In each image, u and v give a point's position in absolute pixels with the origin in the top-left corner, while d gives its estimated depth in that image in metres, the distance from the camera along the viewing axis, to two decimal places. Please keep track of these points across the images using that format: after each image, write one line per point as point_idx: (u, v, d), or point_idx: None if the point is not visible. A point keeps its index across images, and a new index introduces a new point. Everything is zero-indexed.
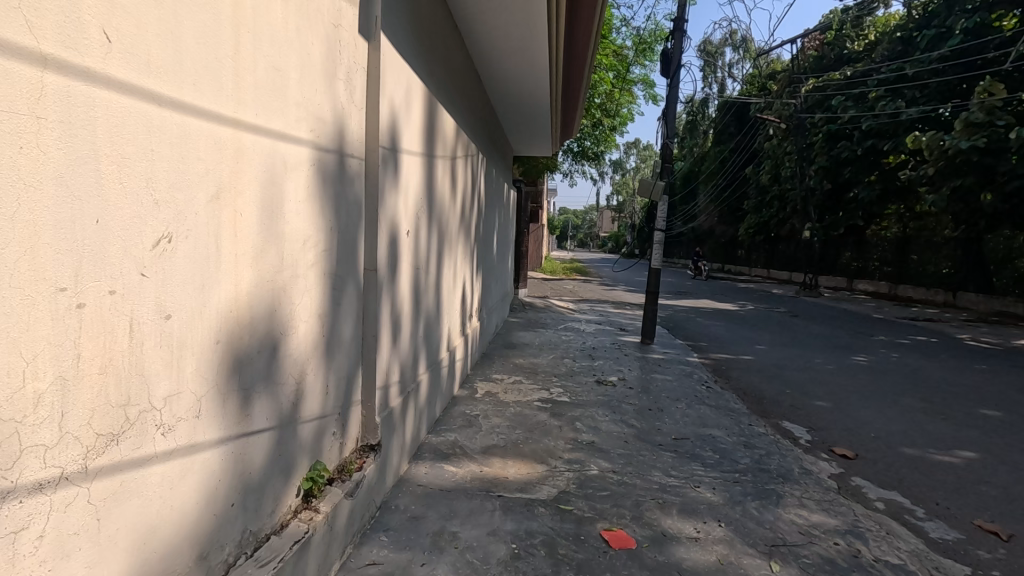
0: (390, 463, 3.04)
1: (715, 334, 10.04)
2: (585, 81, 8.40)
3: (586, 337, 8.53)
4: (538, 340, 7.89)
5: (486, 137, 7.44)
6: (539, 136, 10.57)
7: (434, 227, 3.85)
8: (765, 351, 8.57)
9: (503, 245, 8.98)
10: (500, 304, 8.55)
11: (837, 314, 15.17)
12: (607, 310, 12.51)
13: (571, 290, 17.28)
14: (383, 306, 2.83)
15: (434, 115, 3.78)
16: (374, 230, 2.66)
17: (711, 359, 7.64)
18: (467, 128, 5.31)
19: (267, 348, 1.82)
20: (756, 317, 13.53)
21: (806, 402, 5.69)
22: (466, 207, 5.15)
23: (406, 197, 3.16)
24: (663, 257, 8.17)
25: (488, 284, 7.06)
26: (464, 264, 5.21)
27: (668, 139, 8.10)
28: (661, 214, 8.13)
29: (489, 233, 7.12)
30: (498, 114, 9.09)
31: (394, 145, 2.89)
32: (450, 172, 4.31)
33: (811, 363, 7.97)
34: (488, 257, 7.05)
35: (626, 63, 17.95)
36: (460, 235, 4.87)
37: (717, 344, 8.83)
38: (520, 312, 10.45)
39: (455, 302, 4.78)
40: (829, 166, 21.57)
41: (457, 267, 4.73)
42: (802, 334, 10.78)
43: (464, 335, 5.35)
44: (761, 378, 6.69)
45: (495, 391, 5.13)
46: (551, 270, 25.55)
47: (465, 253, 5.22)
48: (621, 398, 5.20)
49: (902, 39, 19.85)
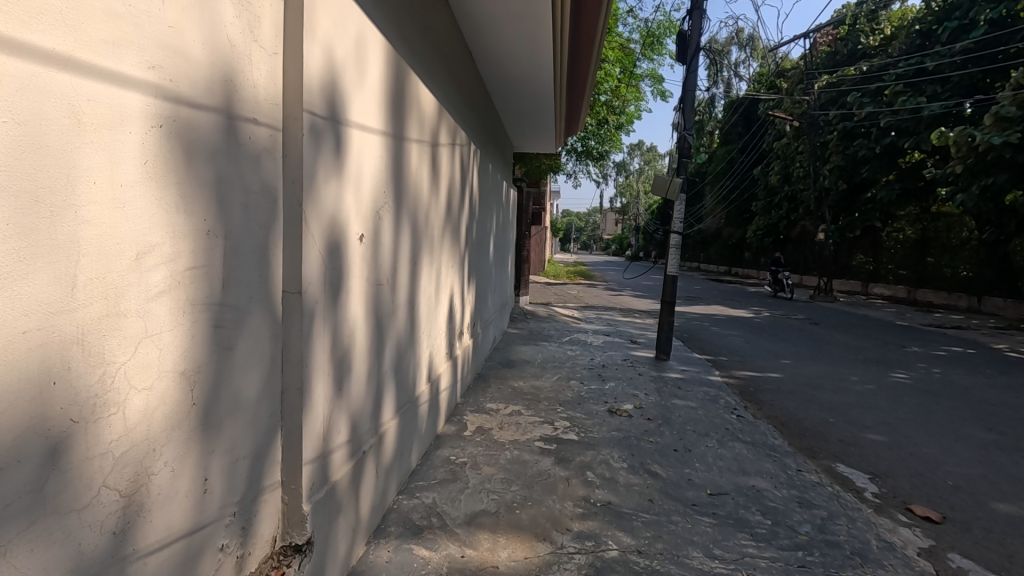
0: (334, 557, 2.19)
1: (734, 346, 9.16)
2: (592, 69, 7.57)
3: (594, 351, 7.67)
4: (540, 356, 7.03)
5: (481, 128, 6.61)
6: (542, 131, 9.72)
7: (407, 230, 3.01)
8: (793, 367, 7.69)
9: (501, 248, 8.15)
10: (497, 313, 7.72)
11: (858, 322, 14.26)
12: (614, 318, 11.63)
13: (576, 295, 16.45)
14: (319, 342, 2.00)
15: (405, 85, 2.94)
16: (299, 234, 1.83)
17: (735, 378, 6.77)
18: (455, 111, 4.47)
19: (30, 459, 0.99)
20: (774, 325, 12.63)
21: (856, 435, 4.82)
22: (454, 205, 4.33)
23: (359, 188, 2.33)
24: (680, 262, 7.30)
25: (482, 293, 6.23)
26: (452, 274, 4.39)
27: (684, 130, 7.24)
28: (678, 214, 7.27)
29: (484, 235, 6.28)
30: (497, 106, 8.26)
31: (334, 115, 2.05)
32: (430, 160, 3.47)
33: (847, 380, 7.10)
34: (482, 263, 6.22)
35: (632, 57, 17.11)
36: (445, 239, 4.04)
37: (738, 359, 7.95)
38: (521, 323, 9.58)
39: (438, 320, 3.94)
40: (845, 166, 20.67)
41: (440, 278, 3.90)
42: (827, 345, 9.89)
43: (451, 357, 4.51)
44: (796, 402, 5.82)
45: (489, 427, 4.28)
46: (554, 274, 24.73)
47: (453, 259, 4.39)
48: (639, 435, 4.34)
49: (922, 32, 18.98)
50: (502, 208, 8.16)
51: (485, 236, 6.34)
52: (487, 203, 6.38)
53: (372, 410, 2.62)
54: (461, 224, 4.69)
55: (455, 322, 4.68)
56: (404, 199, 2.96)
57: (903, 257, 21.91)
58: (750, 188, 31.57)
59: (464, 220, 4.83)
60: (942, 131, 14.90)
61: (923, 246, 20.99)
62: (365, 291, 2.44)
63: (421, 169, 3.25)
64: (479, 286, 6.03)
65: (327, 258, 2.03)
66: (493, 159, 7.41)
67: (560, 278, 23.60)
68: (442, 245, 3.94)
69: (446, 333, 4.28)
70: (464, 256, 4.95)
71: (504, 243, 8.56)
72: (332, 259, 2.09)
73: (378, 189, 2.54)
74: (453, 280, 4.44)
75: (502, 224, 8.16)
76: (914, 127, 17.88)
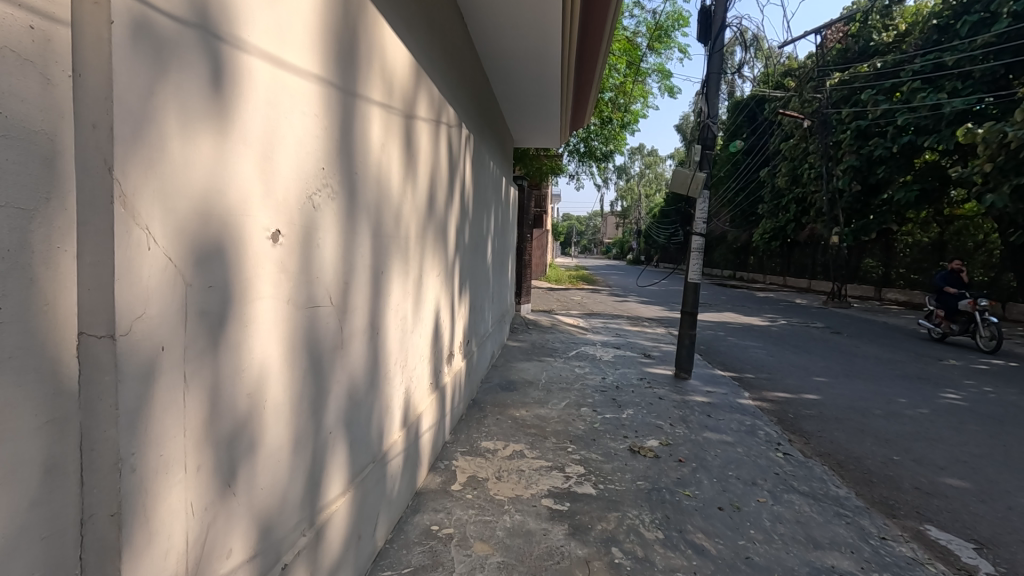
0: None
1: (758, 360, 8.27)
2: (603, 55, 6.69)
3: (604, 369, 6.78)
4: (544, 376, 6.14)
5: (480, 116, 5.75)
6: (545, 124, 8.84)
7: (368, 227, 2.14)
8: (829, 386, 6.83)
9: (501, 250, 7.30)
10: (495, 324, 6.85)
11: (881, 330, 13.36)
12: (622, 329, 10.73)
13: (579, 302, 15.60)
14: (169, 416, 1.13)
15: (366, 22, 2.08)
16: (109, 224, 0.97)
17: (769, 402, 5.89)
18: (444, 84, 3.61)
19: None
20: (793, 335, 11.73)
21: (932, 480, 3.95)
22: (440, 195, 3.47)
23: (270, 153, 1.46)
24: (702, 268, 6.43)
25: (478, 302, 5.36)
26: (438, 284, 3.52)
27: (709, 118, 6.37)
28: (700, 214, 6.41)
29: (481, 235, 5.42)
30: (497, 96, 7.40)
31: (208, 23, 1.19)
32: (404, 132, 2.60)
33: (893, 402, 6.22)
34: (479, 267, 5.37)
35: (637, 52, 16.26)
36: (428, 238, 3.17)
37: (767, 377, 7.06)
38: (521, 335, 8.69)
39: (417, 343, 3.06)
40: (859, 166, 19.78)
41: (419, 289, 3.02)
42: (858, 359, 9.00)
43: (437, 387, 3.65)
44: (847, 433, 4.94)
45: (485, 476, 3.42)
46: (555, 279, 23.91)
47: (439, 264, 3.52)
48: (672, 486, 3.48)
49: (938, 27, 18.13)
50: (501, 205, 7.30)
51: (482, 235, 5.50)
52: (484, 201, 5.52)
53: (306, 491, 1.76)
54: (450, 220, 3.84)
55: (443, 340, 3.82)
56: (361, 179, 2.09)
57: (918, 260, 21.03)
58: (757, 190, 30.65)
59: (454, 216, 3.99)
60: (969, 128, 14.04)
61: (941, 249, 20.12)
62: (286, 314, 1.57)
63: (389, 141, 2.39)
64: (474, 295, 5.16)
65: (190, 268, 1.16)
66: (493, 152, 6.56)
67: (561, 283, 22.68)
68: (423, 246, 3.08)
69: (429, 358, 3.41)
70: (455, 260, 4.11)
71: (504, 247, 7.72)
72: (205, 269, 1.22)
73: (311, 157, 1.67)
74: (440, 289, 3.58)
75: (501, 223, 7.31)
76: (933, 125, 17.04)
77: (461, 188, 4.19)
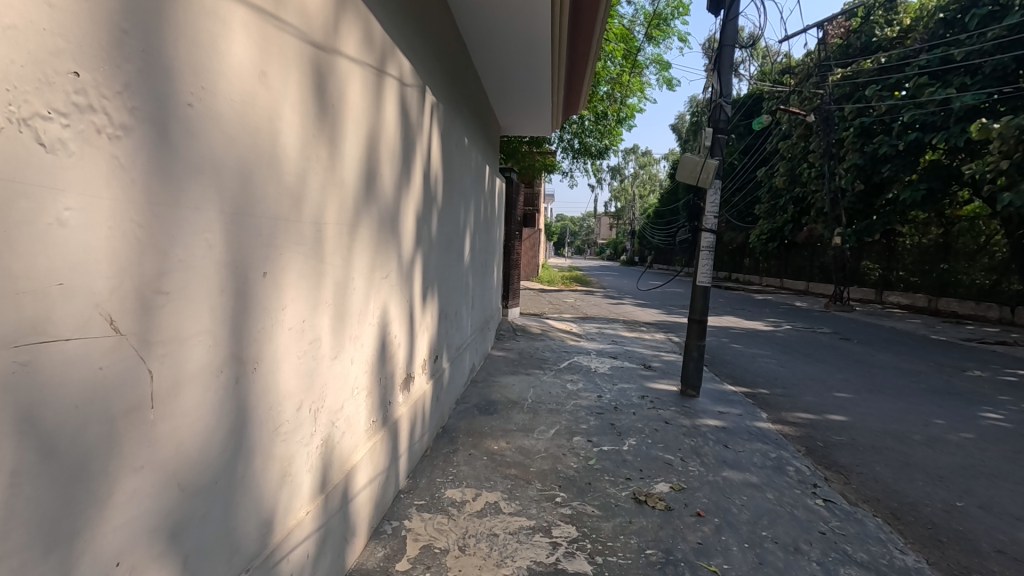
0: None
1: (769, 373, 7.44)
2: (597, 38, 5.78)
3: (600, 384, 5.92)
4: (531, 394, 5.27)
5: (461, 91, 4.90)
6: (534, 110, 7.96)
7: (210, 204, 1.29)
8: (854, 405, 6.03)
9: (484, 247, 6.47)
10: (477, 332, 6.00)
11: (891, 336, 12.60)
12: (619, 335, 9.87)
13: (572, 305, 14.77)
14: None
15: None
16: None
17: (792, 427, 5.05)
18: (399, 29, 2.75)
19: None
20: (801, 341, 10.93)
21: (1014, 538, 3.14)
22: (384, 170, 2.62)
23: None
24: (712, 270, 5.60)
25: (451, 308, 4.52)
26: (384, 286, 2.67)
27: (721, 98, 5.50)
28: (710, 208, 5.57)
29: (456, 228, 4.57)
30: (481, 79, 6.48)
31: None
32: (307, 63, 1.74)
33: (931, 425, 5.41)
34: (453, 267, 4.52)
35: (635, 42, 15.51)
36: (362, 226, 2.32)
37: (782, 394, 6.23)
38: (508, 342, 7.81)
39: (346, 370, 2.22)
40: (863, 165, 19.04)
41: (346, 296, 2.18)
42: (876, 370, 8.20)
43: (385, 424, 2.80)
44: (891, 468, 4.12)
45: (443, 548, 2.56)
46: (548, 280, 23.09)
47: (384, 262, 2.67)
48: (692, 557, 2.63)
49: (945, 20, 17.42)
50: (484, 195, 6.43)
51: (458, 228, 4.66)
52: (460, 189, 4.69)
53: None
54: (405, 204, 2.98)
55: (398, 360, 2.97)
56: (196, 116, 1.23)
57: (921, 263, 20.36)
58: (754, 190, 29.90)
59: (413, 200, 3.14)
60: (984, 123, 13.31)
61: (946, 251, 19.46)
62: None
63: (271, 66, 1.53)
64: (446, 299, 4.30)
65: None
66: (477, 135, 5.70)
67: (554, 284, 21.84)
68: (353, 238, 2.22)
69: (371, 387, 2.56)
70: (417, 256, 3.28)
71: (488, 246, 6.91)
72: None
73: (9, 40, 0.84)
74: (388, 295, 2.74)
75: (484, 216, 6.46)
76: (941, 122, 16.37)
77: (424, 167, 3.35)
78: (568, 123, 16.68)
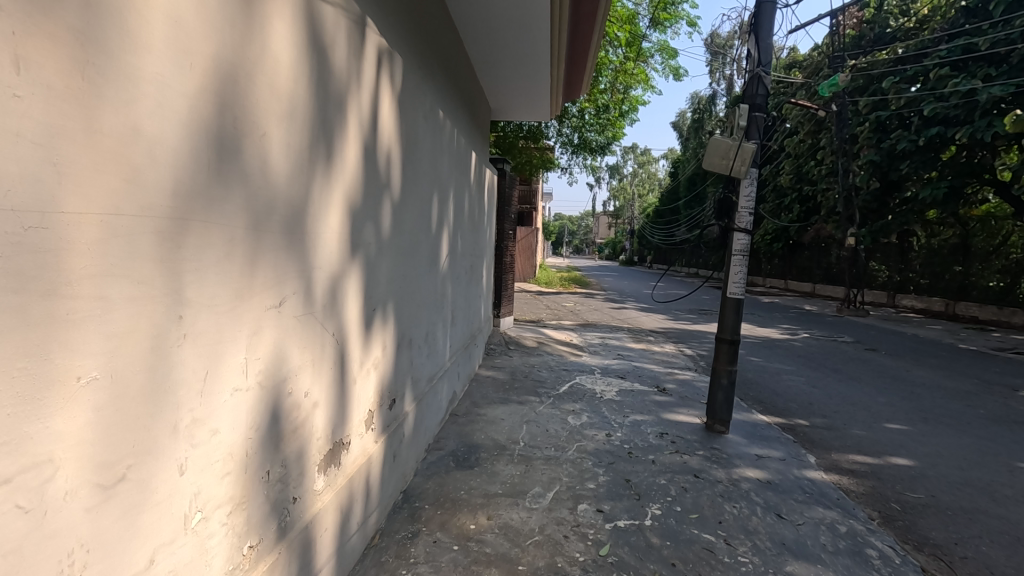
0: None
1: (802, 397, 6.40)
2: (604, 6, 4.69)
3: (608, 417, 4.88)
4: (524, 434, 4.22)
5: (440, 53, 3.85)
6: (529, 92, 6.86)
7: None
8: (914, 441, 5.00)
9: (469, 250, 5.42)
10: (458, 353, 4.96)
11: (917, 345, 11.57)
12: (624, 347, 8.83)
13: (572, 310, 13.73)
14: None
15: None
16: None
17: (852, 478, 4.01)
18: None
19: None
20: (824, 353, 9.88)
21: None
22: (265, 129, 1.57)
23: None
24: (747, 280, 4.56)
25: (418, 333, 3.46)
26: (270, 322, 1.63)
27: (760, 69, 4.46)
28: (745, 203, 4.54)
29: (424, 227, 3.52)
30: (471, 55, 5.42)
31: None
32: None
33: (1017, 471, 4.38)
34: (420, 278, 3.47)
35: (638, 28, 14.44)
36: (195, 222, 1.28)
37: (825, 427, 5.18)
38: (499, 359, 6.75)
39: (160, 493, 1.18)
40: (879, 161, 18.03)
41: (147, 355, 1.14)
42: (919, 391, 7.16)
43: (286, 540, 1.75)
44: (1002, 548, 3.10)
45: None
46: (545, 282, 22.07)
47: (270, 280, 1.63)
48: None
49: (967, 9, 16.38)
50: (470, 187, 5.40)
51: (428, 226, 3.61)
52: (431, 178, 3.64)
53: None
54: (320, 189, 1.94)
55: (312, 430, 1.94)
56: None
57: (937, 265, 19.41)
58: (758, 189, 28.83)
59: (341, 184, 2.10)
60: (1017, 116, 12.29)
61: (964, 253, 18.57)
62: None
63: None
64: (410, 322, 3.25)
65: None
66: (461, 115, 4.65)
67: (552, 286, 20.77)
68: (168, 245, 1.19)
69: (246, 495, 1.51)
70: (353, 268, 2.23)
71: (475, 247, 5.86)
72: None
73: None
74: (280, 335, 1.70)
75: (470, 211, 5.40)
76: (964, 116, 15.37)
77: (362, 136, 2.30)
78: (567, 116, 15.56)
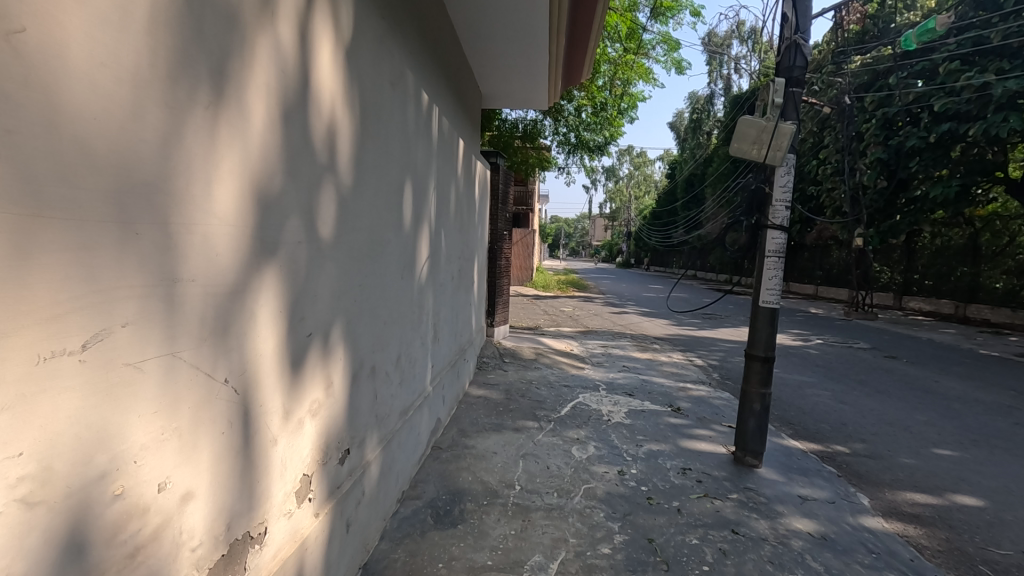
0: None
1: (833, 416, 5.67)
2: None
3: (620, 447, 4.15)
4: (520, 474, 3.49)
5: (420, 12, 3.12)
6: (523, 79, 6.14)
7: None
8: (974, 471, 4.30)
9: (456, 251, 4.67)
10: (442, 372, 4.21)
11: (937, 352, 10.90)
12: (629, 357, 8.12)
13: (571, 316, 13.00)
14: None
15: None
16: None
17: (919, 526, 3.30)
18: None
19: None
20: (842, 361, 9.17)
21: None
22: (34, 29, 0.86)
23: None
24: (782, 287, 3.85)
25: (385, 358, 2.73)
26: (57, 380, 0.91)
27: (799, 35, 3.75)
28: (780, 195, 3.83)
29: (394, 225, 2.78)
30: (459, 33, 4.71)
31: None
32: None
33: None
34: (387, 290, 2.74)
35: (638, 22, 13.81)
36: None
37: (869, 456, 4.47)
38: (492, 375, 6.02)
39: None
40: (887, 159, 17.38)
41: None
42: (958, 406, 6.47)
43: None
44: None
45: None
46: (542, 285, 21.36)
47: (60, 303, 0.91)
48: None
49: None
50: (457, 178, 4.67)
51: (400, 224, 2.88)
52: (404, 163, 2.90)
53: None
54: (195, 153, 1.20)
55: (179, 539, 1.21)
56: None
57: (943, 266, 18.78)
58: None
59: (242, 149, 1.36)
60: None
61: (975, 255, 17.71)
62: None
63: None
64: (372, 344, 2.52)
65: None
66: (444, 93, 3.91)
67: (550, 290, 20.03)
68: None
69: None
70: (267, 279, 1.50)
71: (464, 249, 5.12)
72: None
73: None
74: (91, 400, 0.97)
75: (457, 205, 4.65)
76: (976, 111, 14.70)
77: (285, 83, 1.55)
78: (563, 115, 14.84)
